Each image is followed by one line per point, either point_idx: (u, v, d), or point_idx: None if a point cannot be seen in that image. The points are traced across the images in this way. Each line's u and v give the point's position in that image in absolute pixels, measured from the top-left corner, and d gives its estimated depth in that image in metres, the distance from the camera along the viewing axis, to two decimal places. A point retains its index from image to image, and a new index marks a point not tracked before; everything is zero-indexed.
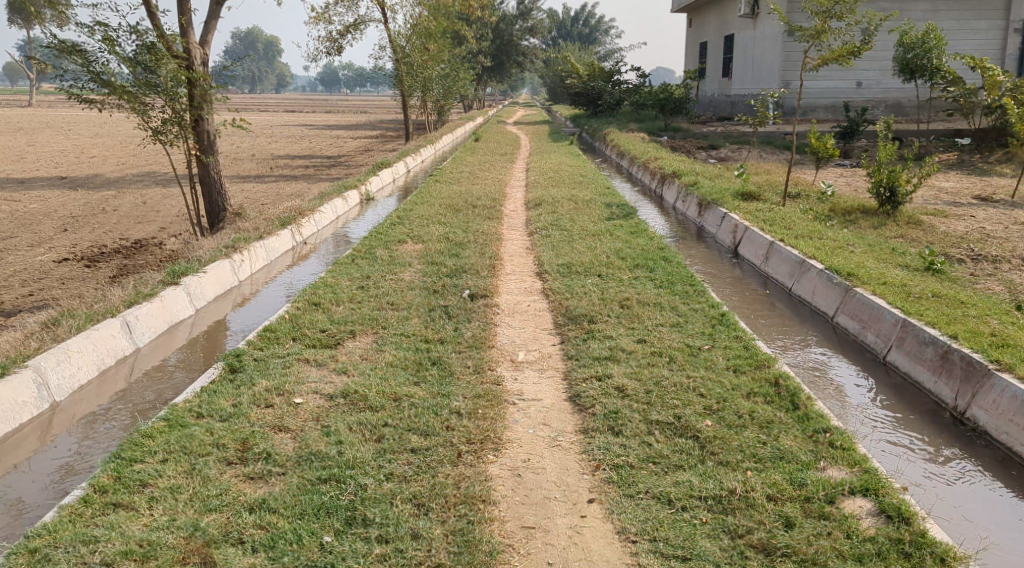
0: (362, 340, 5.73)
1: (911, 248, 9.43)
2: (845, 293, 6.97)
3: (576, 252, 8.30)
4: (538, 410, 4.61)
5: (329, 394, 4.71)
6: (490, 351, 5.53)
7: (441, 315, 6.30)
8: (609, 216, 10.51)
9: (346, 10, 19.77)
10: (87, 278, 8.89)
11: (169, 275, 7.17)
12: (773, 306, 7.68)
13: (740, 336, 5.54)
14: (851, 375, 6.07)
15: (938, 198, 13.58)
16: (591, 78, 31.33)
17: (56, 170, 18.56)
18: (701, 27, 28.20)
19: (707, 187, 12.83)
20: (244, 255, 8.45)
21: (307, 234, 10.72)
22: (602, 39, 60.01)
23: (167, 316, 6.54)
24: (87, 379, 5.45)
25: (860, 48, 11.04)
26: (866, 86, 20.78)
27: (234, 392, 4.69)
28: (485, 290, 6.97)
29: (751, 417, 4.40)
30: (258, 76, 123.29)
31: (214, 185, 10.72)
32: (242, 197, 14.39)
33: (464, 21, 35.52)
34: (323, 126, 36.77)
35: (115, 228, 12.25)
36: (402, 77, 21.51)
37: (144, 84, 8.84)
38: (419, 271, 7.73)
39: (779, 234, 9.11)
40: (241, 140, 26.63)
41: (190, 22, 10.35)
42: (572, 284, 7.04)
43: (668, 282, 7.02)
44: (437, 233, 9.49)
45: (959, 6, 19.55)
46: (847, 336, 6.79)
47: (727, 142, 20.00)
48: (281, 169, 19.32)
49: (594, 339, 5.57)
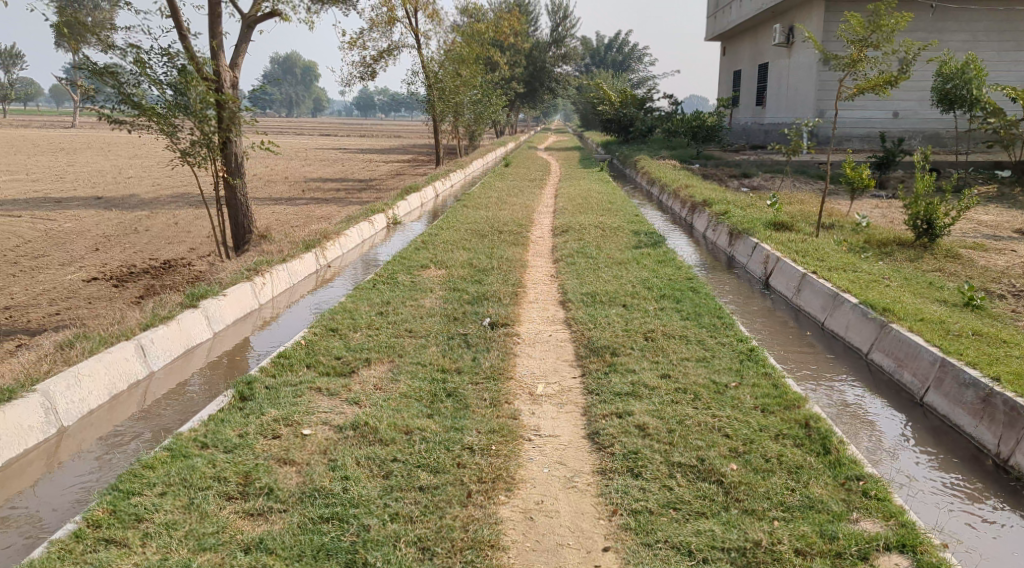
0: (378, 368, 5.61)
1: (950, 283, 9.13)
2: (880, 329, 6.70)
3: (602, 281, 8.13)
4: (555, 447, 4.43)
5: (338, 426, 4.57)
6: (508, 384, 5.36)
7: (460, 344, 6.17)
8: (637, 244, 10.33)
9: (380, 36, 19.99)
10: (113, 299, 8.95)
11: (188, 297, 7.15)
12: (804, 341, 7.42)
13: (770, 373, 5.29)
14: (887, 415, 5.78)
15: (977, 231, 13.21)
16: (623, 105, 31.32)
17: (93, 190, 18.90)
18: (735, 55, 28.04)
19: (738, 216, 12.60)
20: (266, 278, 8.44)
21: (332, 258, 10.71)
22: (636, 67, 60.10)
23: (183, 340, 6.52)
24: (98, 403, 5.42)
25: (897, 78, 10.79)
26: (903, 116, 20.41)
27: (242, 422, 4.58)
28: (506, 318, 6.84)
29: (779, 461, 4.15)
30: (295, 100, 125.58)
31: (241, 206, 10.78)
32: (271, 219, 14.48)
33: (497, 48, 35.84)
34: (356, 150, 37.10)
35: (145, 248, 12.35)
36: (433, 102, 21.63)
37: (173, 106, 8.95)
38: (441, 298, 7.62)
39: (812, 266, 8.85)
40: (275, 163, 26.96)
41: (222, 45, 10.47)
42: (596, 314, 6.87)
43: (695, 314, 6.80)
44: (462, 259, 9.39)
45: (1000, 36, 19.16)
46: (882, 374, 6.50)
47: (760, 170, 19.73)
48: (312, 192, 19.46)
49: (616, 373, 5.37)
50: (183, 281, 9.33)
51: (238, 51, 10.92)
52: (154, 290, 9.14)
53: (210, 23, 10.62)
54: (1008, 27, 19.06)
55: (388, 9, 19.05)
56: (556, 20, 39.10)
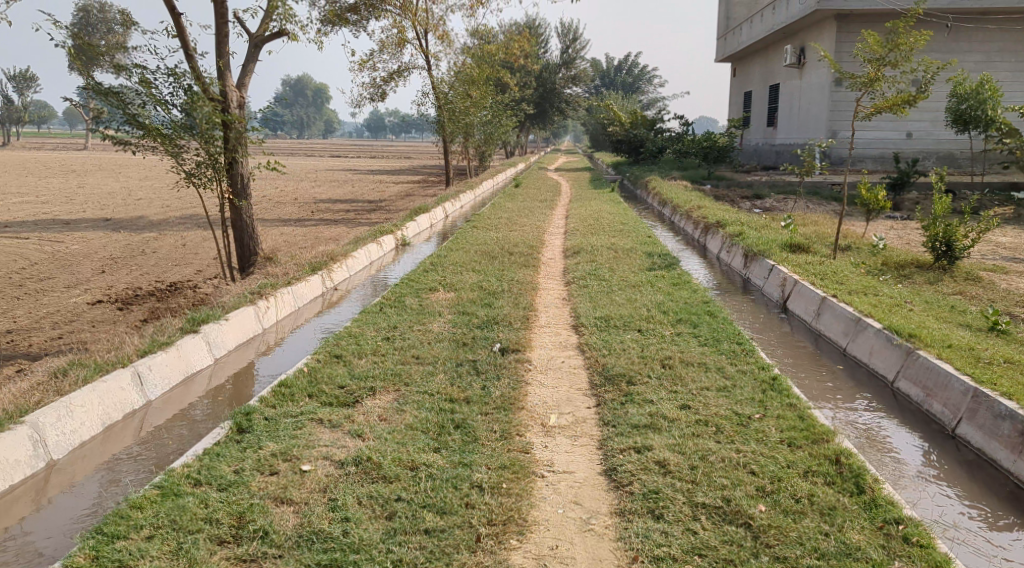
0: (384, 399, 5.41)
1: (972, 306, 8.86)
2: (906, 356, 6.40)
3: (615, 304, 7.89)
4: (569, 485, 4.17)
5: (339, 461, 4.33)
6: (519, 415, 5.13)
7: (468, 372, 5.94)
8: (650, 266, 10.10)
9: (390, 57, 19.95)
10: (117, 321, 8.82)
11: (189, 322, 7.11)
12: (825, 366, 7.14)
13: (794, 403, 4.99)
14: (915, 448, 5.50)
15: (996, 254, 12.93)
16: (633, 125, 31.25)
17: (103, 212, 18.84)
18: (746, 75, 27.93)
19: (753, 237, 12.35)
20: (269, 302, 8.32)
21: (338, 280, 10.53)
22: (646, 89, 60.17)
23: (183, 366, 6.49)
24: (91, 435, 5.35)
25: (915, 97, 10.58)
26: (916, 137, 20.15)
27: (238, 457, 4.36)
28: (517, 343, 6.61)
29: (810, 502, 3.89)
30: (306, 121, 126.44)
31: (247, 227, 10.66)
32: (279, 241, 14.35)
33: (508, 69, 35.91)
34: (368, 171, 37.06)
35: (152, 270, 12.22)
36: (444, 123, 21.61)
37: (179, 127, 8.92)
38: (449, 322, 7.40)
39: (831, 289, 8.58)
40: (286, 184, 26.93)
41: (229, 65, 10.41)
42: (610, 339, 6.63)
43: (713, 340, 6.54)
44: (472, 281, 9.18)
45: (1015, 56, 18.91)
46: (908, 403, 6.19)
47: (772, 191, 19.50)
48: (321, 213, 19.34)
49: (633, 404, 5.10)
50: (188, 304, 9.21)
51: (246, 71, 10.87)
52: (158, 313, 9.00)
53: (217, 43, 10.56)
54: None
55: (398, 31, 19.03)
56: (565, 42, 39.23)
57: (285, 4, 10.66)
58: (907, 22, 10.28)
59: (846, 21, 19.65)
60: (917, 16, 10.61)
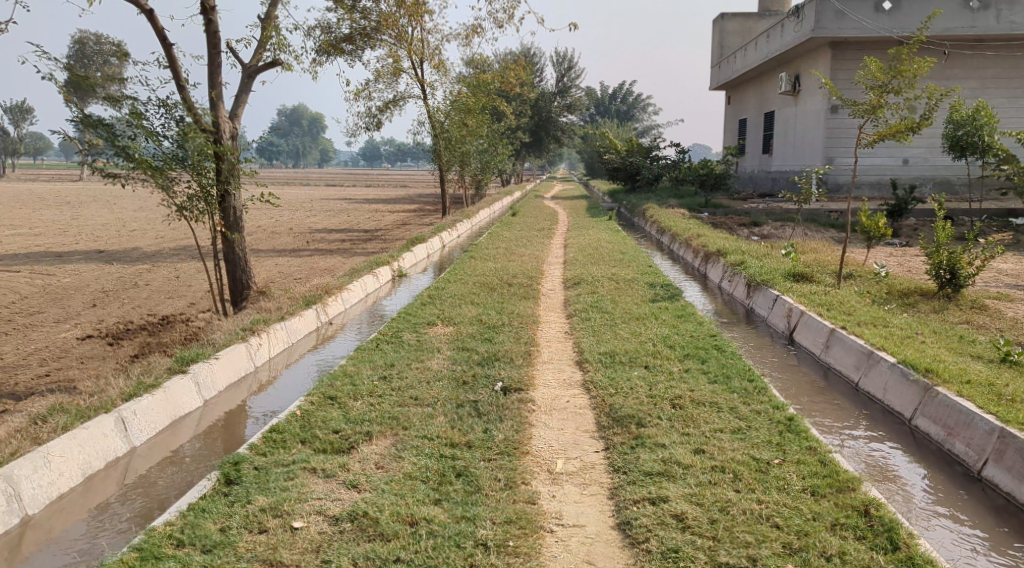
0: (380, 444, 5.15)
1: (982, 336, 8.65)
2: (923, 393, 6.16)
3: (620, 338, 7.65)
4: (581, 541, 3.91)
5: (333, 516, 4.10)
6: (524, 461, 4.89)
7: (470, 413, 5.68)
8: (653, 298, 9.88)
9: (385, 87, 19.90)
10: (107, 358, 8.59)
11: (177, 362, 6.95)
12: (837, 400, 6.89)
13: (815, 447, 4.72)
14: (938, 489, 5.25)
15: (999, 281, 12.76)
16: (629, 153, 31.29)
17: (96, 243, 18.61)
18: (741, 103, 28.02)
19: (755, 267, 12.16)
20: (262, 338, 8.10)
21: (334, 313, 10.30)
22: (640, 117, 60.49)
23: (170, 410, 6.34)
24: (70, 486, 5.21)
25: (919, 124, 10.47)
26: (913, 163, 20.10)
27: (224, 513, 4.13)
28: (519, 382, 6.35)
29: (841, 560, 3.64)
30: (302, 151, 126.83)
31: (239, 260, 10.45)
32: (274, 273, 14.12)
33: (504, 98, 36.03)
34: (364, 200, 36.89)
35: (145, 303, 11.97)
36: (440, 152, 21.52)
37: (170, 158, 8.80)
38: (448, 359, 7.14)
39: (840, 321, 8.35)
40: (281, 214, 26.72)
41: (222, 95, 10.29)
42: (616, 376, 6.38)
43: (723, 377, 6.29)
44: (471, 314, 8.94)
45: (1010, 83, 18.92)
46: (927, 442, 5.93)
47: (770, 218, 19.38)
48: (317, 243, 19.15)
49: (644, 448, 4.83)
50: (180, 340, 8.97)
51: (239, 101, 10.74)
52: (149, 349, 8.74)
53: (210, 74, 10.45)
54: (1018, 74, 18.85)
55: (394, 60, 19.01)
56: (561, 71, 39.48)
57: (279, 34, 10.57)
58: (910, 49, 10.23)
59: (841, 49, 19.72)
60: (918, 43, 10.55)
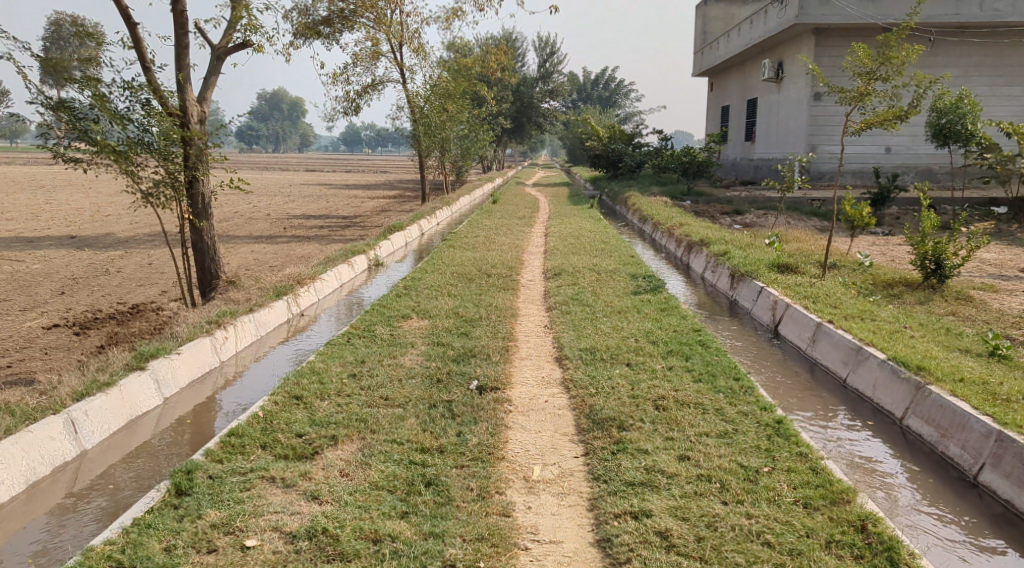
0: (346, 450, 4.84)
1: (969, 329, 8.48)
2: (916, 392, 5.96)
3: (601, 334, 7.36)
4: (558, 560, 3.68)
5: (290, 533, 3.83)
6: (499, 467, 4.60)
7: (442, 415, 5.38)
8: (636, 290, 9.61)
9: (364, 71, 19.41)
10: (71, 349, 8.21)
11: (136, 358, 6.58)
12: (824, 398, 6.67)
13: (806, 453, 4.48)
14: (932, 497, 5.06)
15: (982, 271, 12.65)
16: (611, 140, 30.85)
17: (68, 228, 18.05)
18: (723, 91, 27.82)
19: (739, 257, 11.93)
20: (228, 332, 7.72)
21: (306, 304, 9.92)
22: (623, 103, 60.18)
23: (126, 410, 5.98)
24: (11, 495, 4.89)
25: (906, 112, 10.26)
26: (896, 152, 19.99)
27: (172, 530, 3.82)
28: (496, 380, 6.05)
29: None
30: (282, 135, 125.20)
31: (208, 249, 10.04)
32: (247, 261, 13.70)
33: (485, 83, 35.55)
34: (345, 185, 36.30)
35: (114, 291, 11.52)
36: (420, 137, 21.09)
37: (135, 143, 8.44)
38: (422, 355, 6.83)
39: (826, 314, 8.13)
40: (258, 200, 26.14)
41: (189, 78, 9.84)
42: (597, 374, 6.10)
43: (709, 375, 6.04)
44: (447, 307, 8.62)
45: (992, 71, 18.79)
46: (920, 443, 5.74)
47: (753, 207, 19.19)
48: (295, 229, 18.70)
49: (626, 455, 4.56)
50: (149, 331, 8.60)
51: (208, 84, 10.30)
52: (116, 340, 8.37)
53: (177, 55, 10.00)
54: (1001, 62, 18.72)
55: (372, 43, 18.53)
56: (543, 57, 39.01)
57: (249, 14, 10.14)
58: (898, 35, 10.03)
59: (825, 35, 19.51)
60: (907, 29, 10.34)
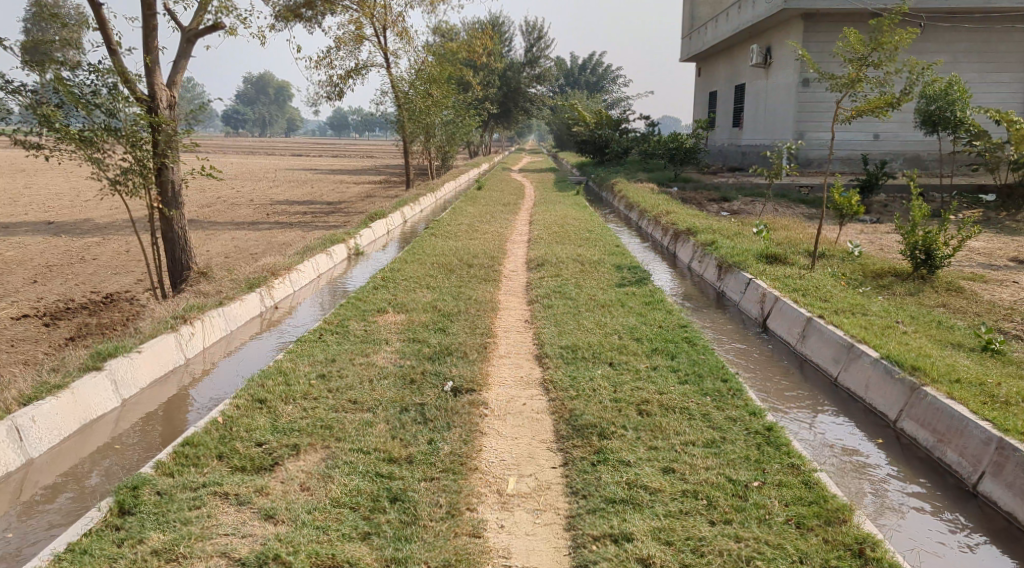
0: (309, 460, 4.53)
1: (960, 322, 8.24)
2: (910, 393, 5.74)
3: (584, 330, 7.06)
4: None
5: (239, 561, 3.59)
6: (471, 479, 4.32)
7: (414, 420, 5.07)
8: (620, 282, 9.30)
9: (347, 54, 18.93)
10: (38, 341, 7.86)
11: (93, 356, 6.20)
12: (816, 399, 6.42)
13: (797, 465, 4.24)
14: (932, 511, 4.86)
15: (971, 261, 12.45)
16: (598, 125, 30.34)
17: (45, 214, 17.53)
18: (711, 76, 27.48)
19: (727, 247, 11.65)
20: (194, 328, 7.33)
21: (280, 297, 9.54)
22: (611, 88, 59.69)
23: (80, 413, 5.62)
24: None
25: (899, 100, 9.99)
26: (884, 139, 19.77)
27: (110, 559, 3.56)
28: (472, 381, 5.74)
29: None
30: (267, 119, 123.71)
31: (179, 239, 9.62)
32: (224, 249, 13.28)
33: (472, 67, 35.02)
34: (331, 170, 35.68)
35: (88, 280, 11.10)
36: (403, 123, 20.60)
37: (101, 128, 8.01)
38: (395, 353, 6.50)
39: (816, 308, 7.87)
40: (241, 185, 25.60)
41: (157, 61, 9.41)
42: (578, 375, 5.80)
43: (695, 376, 5.75)
44: (425, 300, 8.30)
45: (982, 57, 18.54)
46: (916, 448, 5.53)
47: (741, 194, 18.93)
48: (277, 215, 18.26)
49: (607, 467, 4.29)
50: (120, 322, 8.22)
51: (178, 69, 9.88)
52: (85, 333, 8.02)
53: (145, 37, 9.56)
54: (991, 48, 18.47)
55: (355, 26, 18.06)
56: (530, 41, 38.47)
57: None
58: (891, 20, 9.74)
59: (814, 21, 19.23)
60: (900, 13, 10.05)
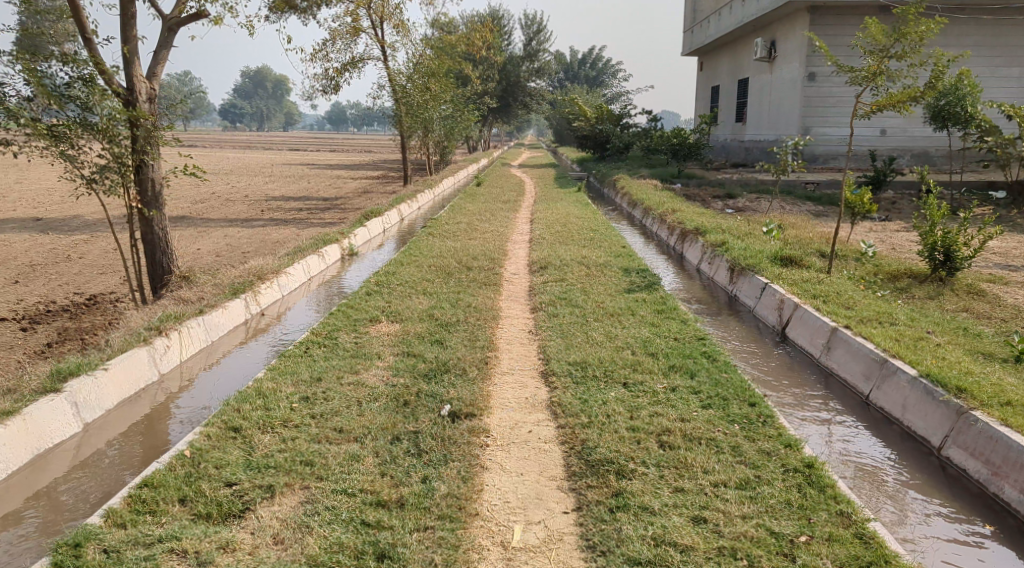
0: (285, 505, 4.05)
1: (987, 328, 7.68)
2: (958, 419, 5.18)
3: (591, 343, 6.49)
4: None
5: None
6: (470, 529, 3.88)
7: (406, 452, 4.49)
8: (630, 288, 8.74)
9: (343, 47, 18.26)
10: (10, 348, 7.31)
11: (52, 375, 5.60)
12: (849, 422, 5.83)
13: (847, 514, 3.93)
14: (999, 563, 4.36)
15: (989, 261, 11.85)
16: (599, 120, 29.72)
17: (33, 211, 16.86)
18: (715, 68, 26.80)
19: (739, 248, 11.08)
20: (171, 340, 6.72)
21: (267, 303, 8.93)
22: (612, 82, 58.97)
23: (32, 443, 5.07)
24: None
25: (922, 93, 9.40)
26: (891, 133, 19.16)
27: None
28: (472, 403, 5.15)
29: None
30: (265, 114, 122.74)
31: (159, 241, 8.98)
32: (215, 248, 12.69)
33: (471, 61, 34.28)
34: (328, 166, 34.93)
35: (74, 279, 10.53)
36: (401, 118, 19.73)
37: (75, 123, 7.39)
38: (388, 369, 5.93)
39: (839, 317, 7.30)
40: (236, 181, 24.88)
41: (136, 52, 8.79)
42: (589, 398, 5.23)
43: (719, 400, 5.18)
44: (419, 308, 7.72)
45: (992, 50, 17.93)
46: (967, 481, 4.99)
47: (745, 191, 18.31)
48: (271, 212, 17.65)
49: (628, 516, 3.91)
50: (97, 329, 7.64)
51: (159, 60, 9.26)
52: (61, 338, 7.45)
53: (123, 26, 8.95)
54: (1001, 42, 17.87)
55: (351, 18, 17.40)
56: (529, 34, 37.66)
57: None
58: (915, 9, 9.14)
59: (821, 13, 18.65)
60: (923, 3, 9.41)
